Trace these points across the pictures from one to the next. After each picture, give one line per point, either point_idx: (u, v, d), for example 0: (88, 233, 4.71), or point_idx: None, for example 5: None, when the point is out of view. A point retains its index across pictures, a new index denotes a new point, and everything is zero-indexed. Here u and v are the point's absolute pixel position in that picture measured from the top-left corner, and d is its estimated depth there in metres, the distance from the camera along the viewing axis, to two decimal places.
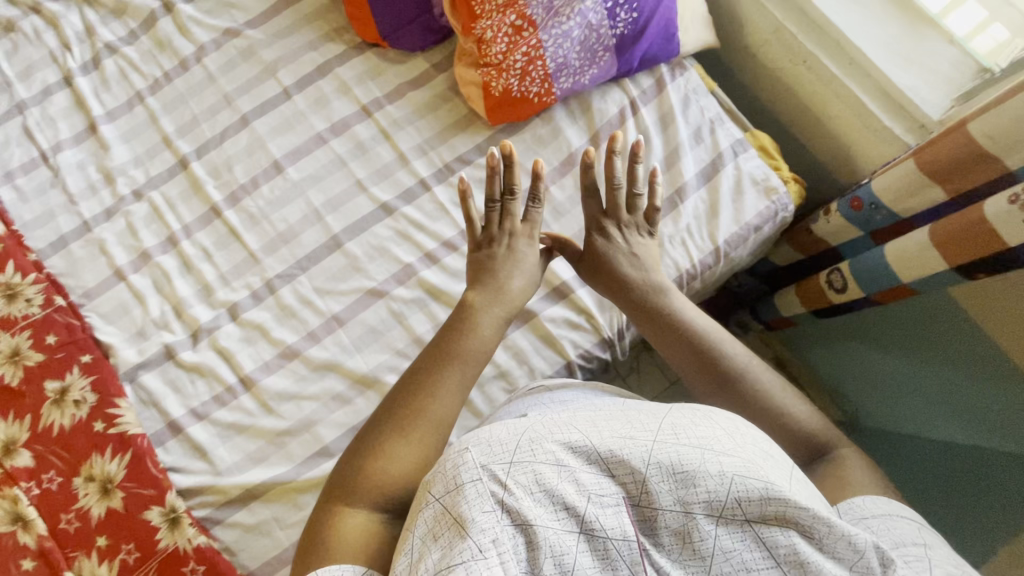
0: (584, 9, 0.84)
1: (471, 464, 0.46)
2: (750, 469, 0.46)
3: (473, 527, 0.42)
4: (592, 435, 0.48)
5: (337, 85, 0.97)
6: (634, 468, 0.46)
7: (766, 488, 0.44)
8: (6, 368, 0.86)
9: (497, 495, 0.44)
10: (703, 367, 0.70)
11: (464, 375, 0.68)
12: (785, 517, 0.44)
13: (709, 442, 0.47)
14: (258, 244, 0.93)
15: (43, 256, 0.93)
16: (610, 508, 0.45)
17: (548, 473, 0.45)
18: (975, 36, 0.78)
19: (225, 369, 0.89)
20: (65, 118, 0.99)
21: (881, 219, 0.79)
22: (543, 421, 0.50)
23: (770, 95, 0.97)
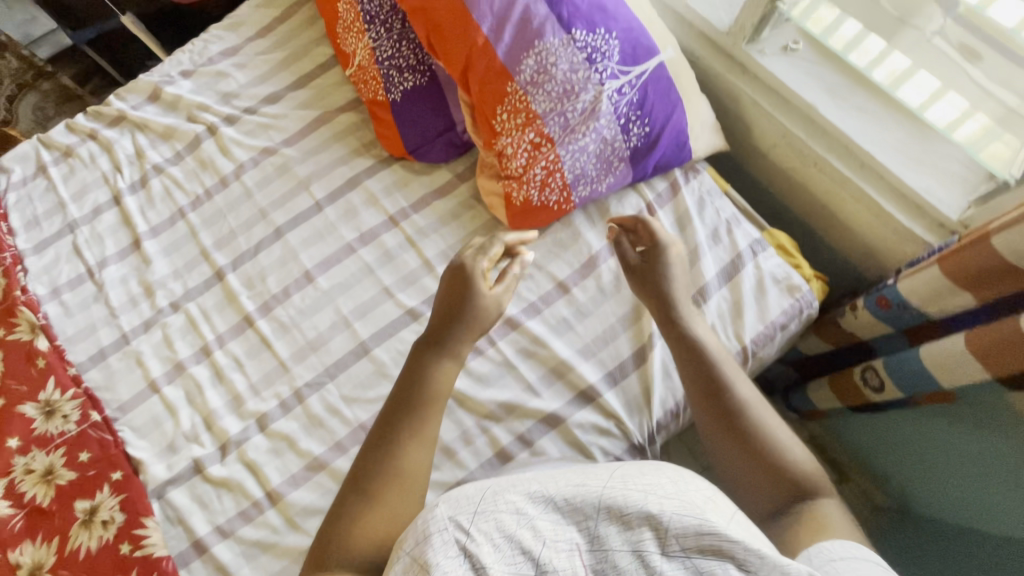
0: (598, 125, 0.88)
1: (439, 516, 0.50)
2: (689, 507, 0.50)
3: (436, 569, 0.45)
4: (550, 485, 0.54)
5: (365, 197, 1.03)
6: (586, 513, 0.51)
7: (701, 523, 0.49)
8: (39, 487, 0.86)
9: (459, 543, 0.48)
10: (716, 416, 0.71)
11: (427, 425, 0.70)
12: (721, 550, 0.47)
13: (654, 486, 0.53)
14: (287, 352, 0.95)
15: (82, 370, 0.96)
16: (564, 552, 0.48)
17: (505, 519, 0.50)
18: (958, 126, 0.78)
19: (253, 483, 0.89)
20: (112, 234, 1.06)
21: (912, 318, 0.77)
22: (506, 479, 0.55)
23: (784, 191, 1.00)
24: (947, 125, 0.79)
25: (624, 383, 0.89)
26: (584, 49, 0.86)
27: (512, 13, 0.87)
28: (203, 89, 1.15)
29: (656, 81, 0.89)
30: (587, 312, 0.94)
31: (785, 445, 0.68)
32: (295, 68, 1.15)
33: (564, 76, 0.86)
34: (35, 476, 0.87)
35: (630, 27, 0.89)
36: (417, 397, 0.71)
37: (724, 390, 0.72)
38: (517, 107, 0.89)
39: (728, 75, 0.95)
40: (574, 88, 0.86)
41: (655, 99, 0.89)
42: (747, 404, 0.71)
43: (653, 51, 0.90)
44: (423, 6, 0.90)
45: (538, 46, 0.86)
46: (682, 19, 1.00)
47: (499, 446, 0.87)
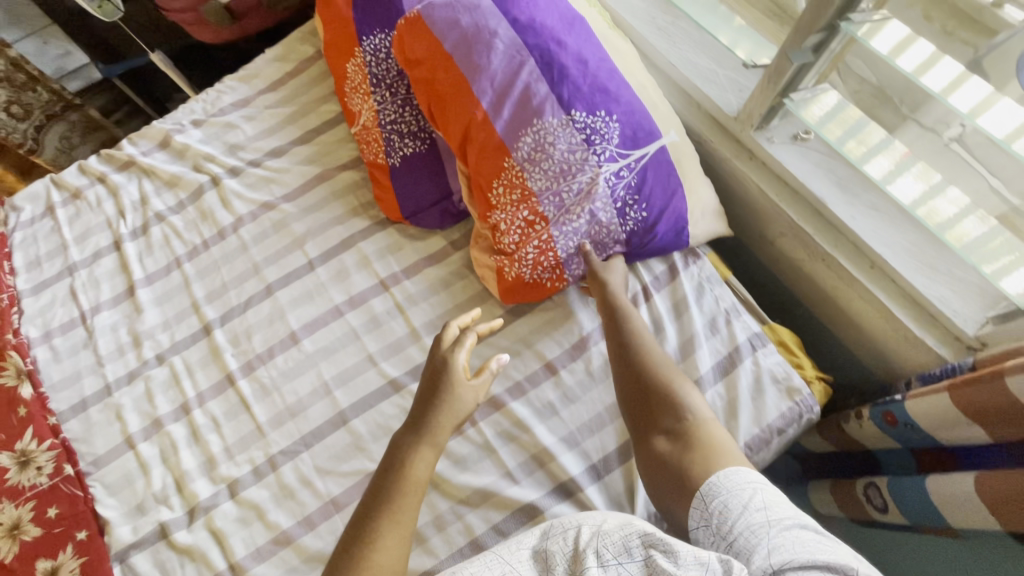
0: (594, 208, 0.85)
1: None
2: (614, 524, 0.53)
3: None
4: (489, 552, 0.56)
5: (358, 259, 1.02)
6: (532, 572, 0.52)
7: (622, 529, 0.51)
8: (2, 542, 0.85)
9: None
10: (624, 366, 0.76)
11: (405, 517, 0.65)
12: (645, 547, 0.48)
13: (584, 519, 0.56)
14: (265, 416, 0.93)
15: (62, 419, 0.95)
16: None
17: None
18: (957, 224, 0.74)
19: (216, 554, 0.86)
20: (108, 280, 1.07)
21: (920, 440, 0.72)
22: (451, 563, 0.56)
23: (790, 279, 0.96)
24: (943, 223, 0.74)
25: (607, 478, 0.85)
26: (585, 131, 0.84)
27: (513, 90, 0.84)
28: (212, 140, 1.17)
29: (658, 166, 0.87)
30: (574, 396, 0.90)
31: (688, 395, 0.70)
32: (302, 123, 1.16)
33: (560, 157, 0.84)
34: (1, 529, 0.86)
35: (634, 110, 0.86)
36: (398, 472, 0.68)
37: (633, 341, 0.78)
38: (512, 184, 0.87)
39: (733, 158, 0.93)
40: (571, 170, 0.84)
41: (654, 184, 0.87)
42: (654, 356, 0.76)
43: (656, 134, 0.87)
44: (426, 76, 0.89)
45: (537, 124, 0.84)
46: (689, 98, 0.99)
47: (473, 536, 0.82)
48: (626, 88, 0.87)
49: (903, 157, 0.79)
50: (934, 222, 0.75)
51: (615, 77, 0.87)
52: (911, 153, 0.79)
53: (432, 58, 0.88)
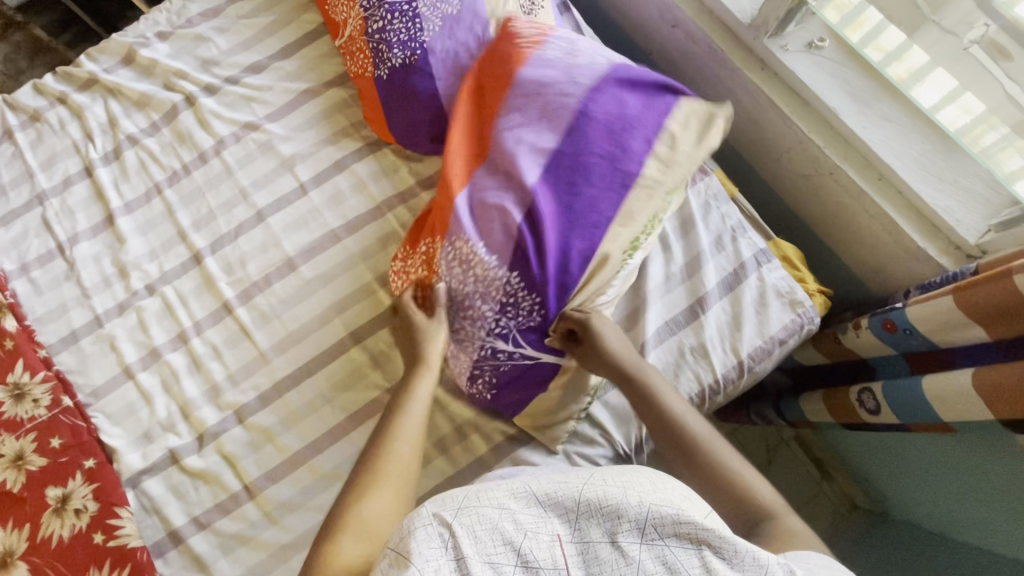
0: (468, 327, 0.79)
1: (425, 513, 0.53)
2: (668, 500, 0.53)
3: (418, 557, 0.49)
4: (533, 483, 0.56)
5: (353, 181, 0.97)
6: (568, 508, 0.54)
7: (677, 514, 0.52)
8: (9, 472, 0.84)
9: (446, 536, 0.51)
10: (677, 452, 0.71)
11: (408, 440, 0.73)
12: (696, 538, 0.51)
13: (633, 483, 0.55)
14: (267, 343, 0.91)
15: (53, 352, 0.92)
16: (543, 542, 0.52)
17: (494, 516, 0.52)
18: (973, 132, 0.75)
19: (231, 476, 0.87)
20: (83, 209, 1.00)
21: (916, 344, 0.75)
22: (487, 482, 0.57)
23: (794, 198, 0.96)
24: (960, 128, 0.76)
25: (610, 393, 0.87)
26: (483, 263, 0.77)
27: (540, 103, 0.80)
28: (182, 54, 1.07)
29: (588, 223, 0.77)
30: None
31: (756, 489, 0.67)
32: (282, 35, 1.07)
33: (502, 170, 0.78)
34: (4, 460, 0.85)
35: (609, 153, 0.78)
36: (399, 399, 0.77)
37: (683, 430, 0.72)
38: (427, 257, 0.81)
39: (745, 70, 0.89)
40: (469, 293, 0.78)
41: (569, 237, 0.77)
42: (717, 451, 0.70)
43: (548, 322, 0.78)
44: (485, 76, 0.85)
45: (462, 268, 0.77)
46: (700, 4, 0.93)
47: (483, 451, 0.85)
48: (557, 256, 0.75)
49: (919, 61, 0.77)
50: (951, 128, 0.76)
51: (644, 111, 0.81)
52: (928, 55, 0.75)
53: (483, 111, 0.84)
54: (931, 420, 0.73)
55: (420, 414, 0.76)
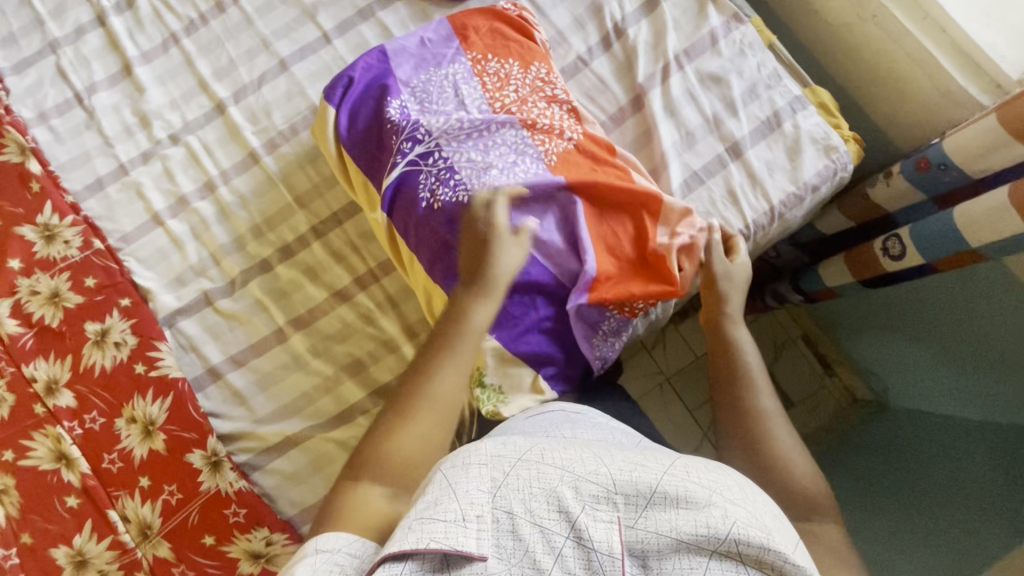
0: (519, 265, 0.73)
1: (483, 451, 0.51)
2: (757, 520, 0.47)
3: (465, 495, 0.46)
4: (605, 460, 0.51)
5: (379, 30, 0.94)
6: (639, 494, 0.48)
7: (767, 538, 0.45)
8: (46, 309, 0.85)
9: (494, 481, 0.48)
10: (716, 339, 0.75)
11: (462, 353, 0.62)
12: (776, 567, 0.45)
13: (720, 486, 0.49)
14: (297, 192, 0.91)
15: (80, 199, 0.91)
16: (603, 521, 0.47)
17: (554, 480, 0.48)
18: None
19: (264, 319, 0.88)
20: (99, 59, 0.97)
21: (950, 181, 0.76)
22: (555, 444, 0.53)
23: (830, 56, 0.94)
24: None
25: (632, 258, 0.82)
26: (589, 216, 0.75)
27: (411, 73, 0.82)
28: None
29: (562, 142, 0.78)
30: None
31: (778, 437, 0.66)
32: None
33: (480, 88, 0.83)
34: (41, 297, 0.86)
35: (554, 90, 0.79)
36: (453, 325, 0.64)
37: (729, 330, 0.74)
38: None
39: None
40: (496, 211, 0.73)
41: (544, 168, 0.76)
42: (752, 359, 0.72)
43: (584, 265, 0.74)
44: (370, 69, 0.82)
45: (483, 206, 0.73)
46: None
47: None
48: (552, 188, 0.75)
49: None
50: None
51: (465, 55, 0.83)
52: None
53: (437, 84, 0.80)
54: (958, 251, 0.75)
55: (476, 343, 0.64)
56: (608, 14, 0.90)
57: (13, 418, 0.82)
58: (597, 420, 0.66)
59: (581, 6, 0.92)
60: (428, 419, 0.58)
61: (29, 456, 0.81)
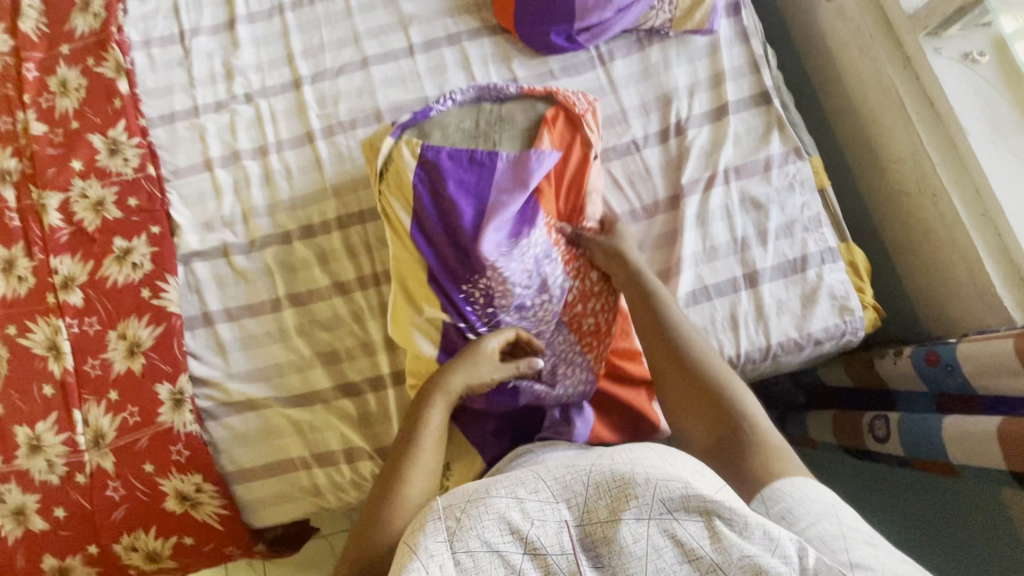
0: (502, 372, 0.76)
1: (436, 505, 0.48)
2: (675, 474, 0.46)
3: (425, 551, 0.44)
4: (541, 469, 0.49)
5: (460, 58, 0.99)
6: (575, 494, 0.47)
7: (686, 487, 0.45)
8: (88, 213, 0.93)
9: (450, 528, 0.45)
10: (660, 342, 0.69)
11: (430, 450, 0.64)
12: (705, 511, 0.44)
13: (638, 459, 0.48)
14: (336, 181, 0.96)
15: (151, 125, 0.99)
16: (551, 524, 0.45)
17: (497, 504, 0.46)
18: None
19: (267, 285, 0.93)
20: (211, 7, 1.06)
21: (952, 384, 0.74)
22: (501, 474, 0.50)
23: (881, 214, 0.92)
24: None
25: None
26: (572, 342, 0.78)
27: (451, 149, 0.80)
28: None
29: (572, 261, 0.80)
30: None
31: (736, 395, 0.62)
32: None
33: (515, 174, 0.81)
34: (87, 202, 0.94)
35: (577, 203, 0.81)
36: (412, 420, 0.66)
37: (681, 342, 0.68)
38: None
39: (886, 63, 0.84)
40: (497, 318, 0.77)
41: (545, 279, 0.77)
42: (718, 369, 0.65)
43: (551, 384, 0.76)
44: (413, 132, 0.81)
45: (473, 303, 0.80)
46: None
47: None
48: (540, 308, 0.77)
49: None
50: None
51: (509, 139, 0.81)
52: None
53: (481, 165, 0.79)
54: (937, 458, 0.72)
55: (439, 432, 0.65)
56: (675, 110, 0.92)
57: (26, 298, 0.90)
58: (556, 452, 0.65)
59: (652, 93, 0.93)
60: (424, 479, 0.61)
61: (28, 336, 0.89)
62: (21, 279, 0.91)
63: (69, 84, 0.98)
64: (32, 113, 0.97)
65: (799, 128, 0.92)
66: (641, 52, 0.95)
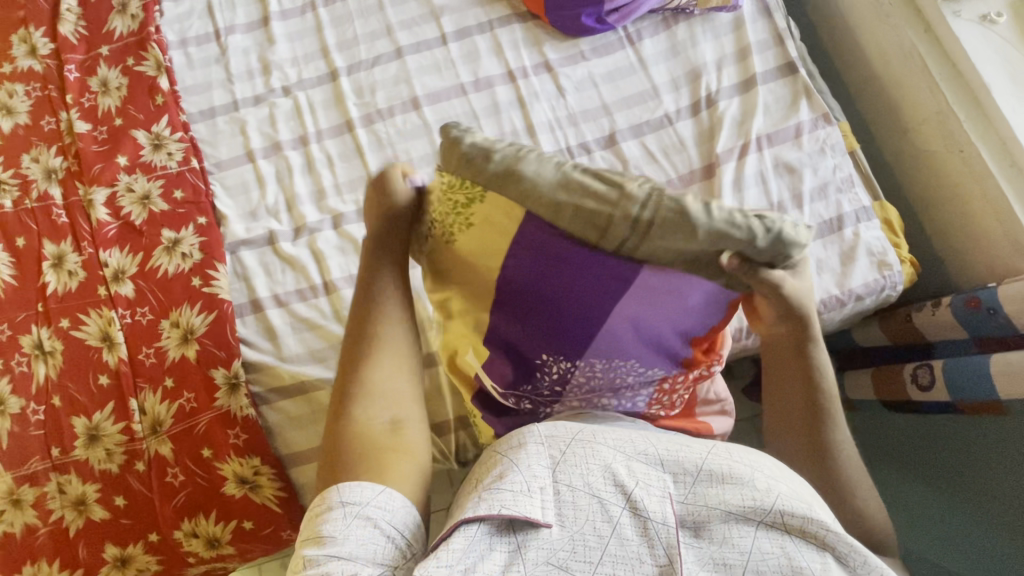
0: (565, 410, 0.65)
1: (536, 432, 0.49)
2: (796, 494, 0.46)
3: (526, 472, 0.46)
4: (652, 439, 0.49)
5: (492, 45, 1.02)
6: (686, 470, 0.47)
7: (808, 510, 0.45)
8: (134, 207, 0.95)
9: (554, 458, 0.47)
10: (800, 406, 0.63)
11: (398, 305, 0.66)
12: (821, 540, 0.44)
13: (762, 465, 0.48)
14: (376, 166, 0.99)
15: (191, 120, 1.02)
16: (656, 492, 0.45)
17: (606, 455, 0.47)
18: None
19: (314, 269, 0.95)
20: (244, 6, 1.09)
21: (995, 327, 0.77)
22: (608, 425, 0.51)
23: (909, 177, 0.95)
24: None
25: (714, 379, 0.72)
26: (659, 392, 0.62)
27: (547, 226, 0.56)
28: None
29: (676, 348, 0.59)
30: None
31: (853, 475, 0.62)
32: None
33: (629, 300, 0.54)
34: (133, 196, 0.95)
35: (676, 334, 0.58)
36: (369, 287, 0.66)
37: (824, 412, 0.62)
38: None
39: (907, 28, 0.89)
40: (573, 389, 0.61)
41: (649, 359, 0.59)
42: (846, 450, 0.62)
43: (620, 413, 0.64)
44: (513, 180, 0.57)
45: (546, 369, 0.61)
46: None
47: None
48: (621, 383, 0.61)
49: None
50: None
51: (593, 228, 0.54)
52: None
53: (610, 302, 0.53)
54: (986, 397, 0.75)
55: (399, 296, 0.66)
56: (704, 83, 0.95)
57: (78, 292, 0.91)
58: (623, 417, 0.63)
59: (681, 69, 0.97)
60: (386, 367, 0.63)
61: (81, 329, 0.90)
62: (71, 273, 0.92)
63: (110, 83, 1.01)
64: (75, 112, 0.99)
65: (824, 94, 0.95)
66: (667, 31, 0.99)
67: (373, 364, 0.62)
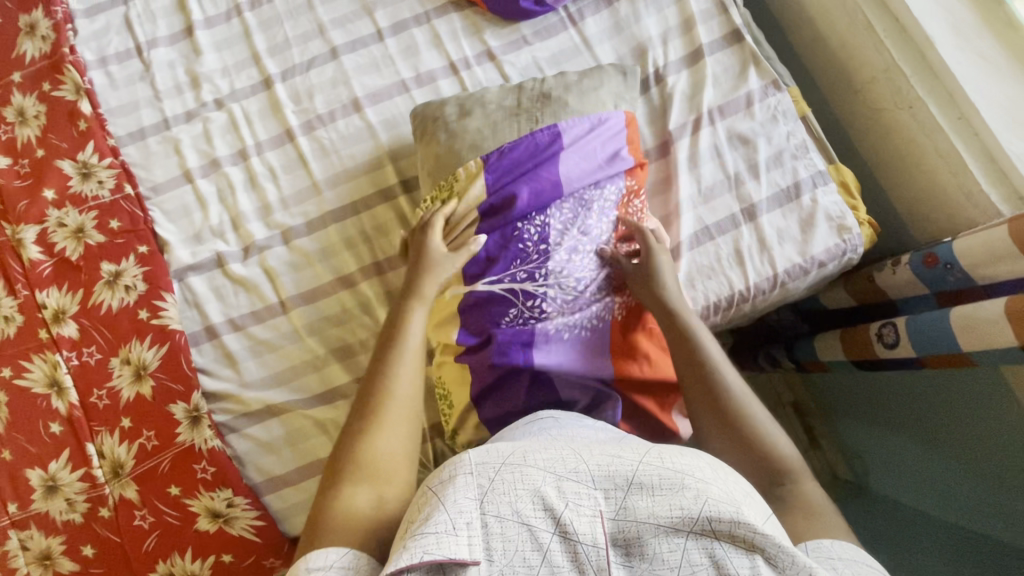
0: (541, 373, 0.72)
1: (466, 460, 0.47)
2: (727, 497, 0.45)
3: (453, 506, 0.44)
4: (583, 454, 0.48)
5: (430, 37, 0.98)
6: (618, 484, 0.46)
7: (737, 513, 0.43)
8: (68, 242, 0.90)
9: (482, 487, 0.45)
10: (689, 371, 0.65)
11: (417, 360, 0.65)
12: (751, 543, 0.42)
13: (693, 469, 0.47)
14: (322, 174, 0.94)
15: (120, 144, 0.96)
16: (586, 514, 0.44)
17: (535, 478, 0.45)
18: None
19: (268, 289, 0.91)
20: (165, 16, 1.02)
21: (954, 281, 0.77)
22: (540, 443, 0.49)
23: (863, 137, 0.94)
24: None
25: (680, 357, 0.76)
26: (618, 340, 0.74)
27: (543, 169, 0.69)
28: None
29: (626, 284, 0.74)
30: None
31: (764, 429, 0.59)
32: None
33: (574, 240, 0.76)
34: (66, 230, 0.90)
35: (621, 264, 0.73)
36: (391, 331, 0.67)
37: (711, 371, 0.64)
38: None
39: None
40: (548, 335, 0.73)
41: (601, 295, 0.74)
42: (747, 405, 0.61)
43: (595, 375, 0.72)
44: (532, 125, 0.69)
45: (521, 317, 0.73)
46: None
47: None
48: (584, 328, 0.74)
49: None
50: None
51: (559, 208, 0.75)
52: None
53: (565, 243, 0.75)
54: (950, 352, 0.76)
55: (418, 341, 0.67)
56: (651, 59, 0.93)
57: (17, 338, 0.86)
58: (582, 419, 0.62)
59: (627, 46, 0.94)
60: (386, 433, 0.59)
61: (25, 376, 0.85)
62: (8, 319, 0.87)
63: (28, 113, 0.95)
64: None
65: (772, 60, 0.93)
66: (610, 7, 0.96)
67: (372, 430, 0.59)
